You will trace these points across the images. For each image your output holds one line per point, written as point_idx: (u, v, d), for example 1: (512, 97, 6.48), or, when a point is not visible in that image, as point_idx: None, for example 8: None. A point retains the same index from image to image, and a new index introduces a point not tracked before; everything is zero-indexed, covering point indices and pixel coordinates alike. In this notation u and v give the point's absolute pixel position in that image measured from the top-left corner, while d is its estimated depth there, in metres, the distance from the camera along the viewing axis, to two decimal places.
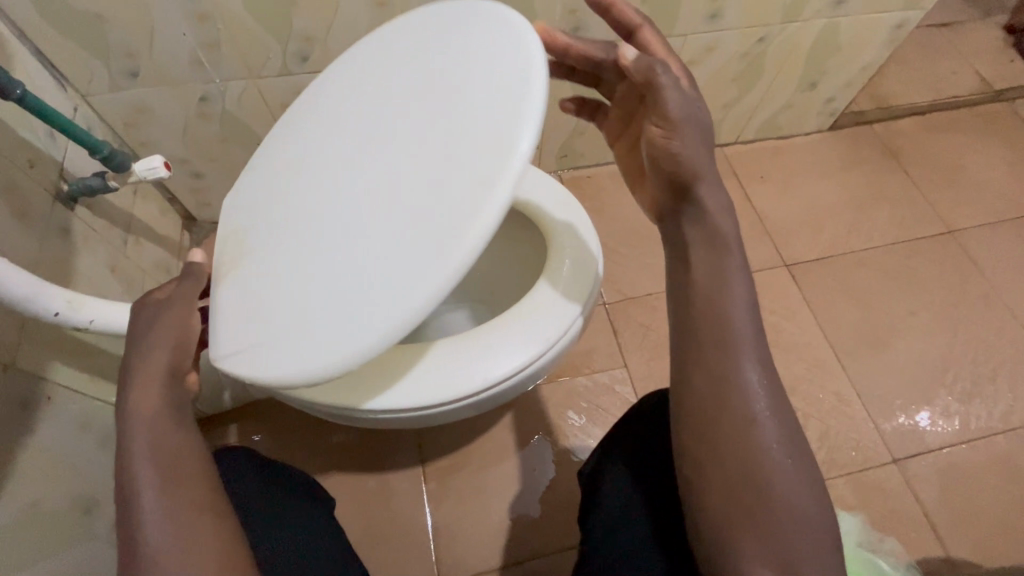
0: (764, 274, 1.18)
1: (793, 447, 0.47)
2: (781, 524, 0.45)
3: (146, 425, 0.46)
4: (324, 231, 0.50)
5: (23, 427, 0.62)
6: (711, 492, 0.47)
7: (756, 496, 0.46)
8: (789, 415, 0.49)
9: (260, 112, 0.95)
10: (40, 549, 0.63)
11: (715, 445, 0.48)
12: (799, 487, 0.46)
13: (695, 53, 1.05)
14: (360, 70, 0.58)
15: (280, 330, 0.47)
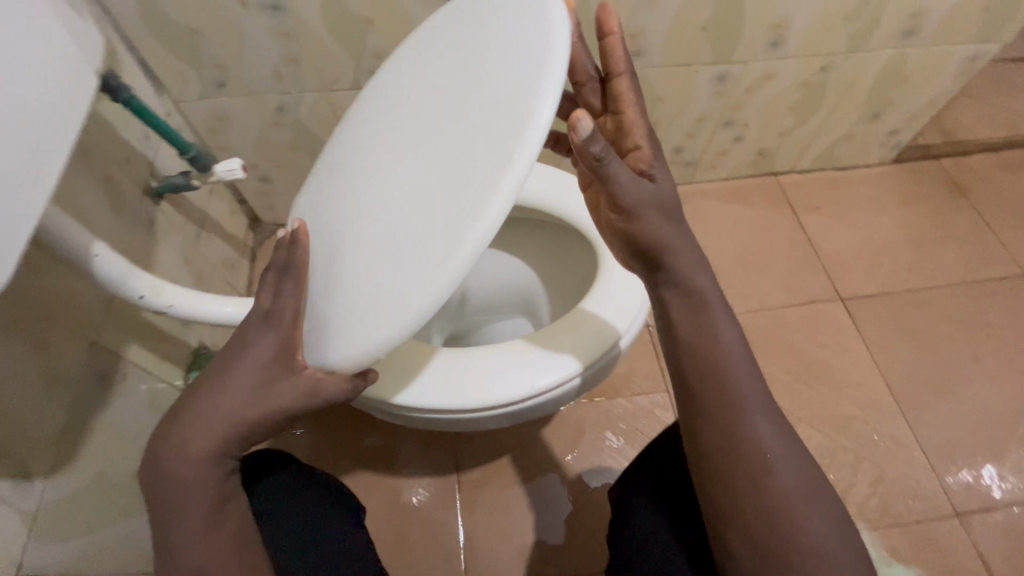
0: (817, 307, 1.15)
1: (814, 488, 0.48)
2: (826, 572, 0.45)
3: (195, 507, 0.46)
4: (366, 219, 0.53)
5: (98, 399, 0.67)
6: (751, 553, 0.47)
7: (794, 548, 0.46)
8: (799, 452, 0.49)
9: (329, 123, 1.01)
10: (103, 516, 0.66)
11: (738, 503, 0.48)
12: (831, 530, 0.47)
13: (753, 80, 1.04)
14: (403, 66, 0.60)
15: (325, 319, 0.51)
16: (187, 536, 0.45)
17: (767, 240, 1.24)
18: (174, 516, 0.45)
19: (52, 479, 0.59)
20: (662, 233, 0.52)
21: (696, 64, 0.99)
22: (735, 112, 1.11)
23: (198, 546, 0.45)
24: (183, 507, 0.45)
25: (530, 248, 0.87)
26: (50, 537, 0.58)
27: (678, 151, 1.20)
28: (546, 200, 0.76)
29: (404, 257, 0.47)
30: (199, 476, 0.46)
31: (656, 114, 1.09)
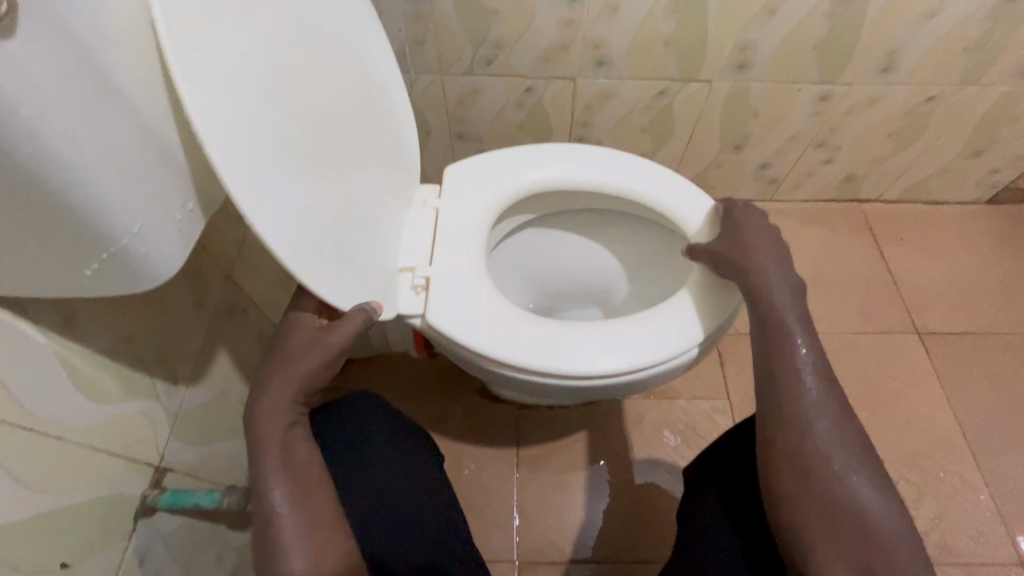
0: (891, 338, 1.13)
1: (860, 456, 0.54)
2: (861, 528, 0.50)
3: (272, 443, 0.55)
4: (326, 175, 0.57)
5: (225, 325, 0.74)
6: (789, 507, 0.53)
7: (832, 503, 0.51)
8: (862, 440, 0.55)
9: (437, 105, 1.07)
10: (219, 430, 0.74)
11: (802, 469, 0.53)
12: (873, 496, 0.51)
13: (856, 103, 1.05)
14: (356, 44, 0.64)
15: (344, 272, 0.59)
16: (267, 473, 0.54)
17: (845, 265, 1.23)
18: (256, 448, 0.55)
19: (187, 389, 0.66)
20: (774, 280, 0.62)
21: (800, 83, 1.01)
22: (830, 134, 1.12)
23: (275, 481, 0.53)
24: (260, 452, 0.54)
25: (624, 241, 0.87)
26: (183, 438, 0.66)
27: (765, 167, 1.21)
28: (646, 193, 0.76)
29: (272, 177, 0.48)
30: (269, 427, 0.56)
31: (750, 127, 1.10)
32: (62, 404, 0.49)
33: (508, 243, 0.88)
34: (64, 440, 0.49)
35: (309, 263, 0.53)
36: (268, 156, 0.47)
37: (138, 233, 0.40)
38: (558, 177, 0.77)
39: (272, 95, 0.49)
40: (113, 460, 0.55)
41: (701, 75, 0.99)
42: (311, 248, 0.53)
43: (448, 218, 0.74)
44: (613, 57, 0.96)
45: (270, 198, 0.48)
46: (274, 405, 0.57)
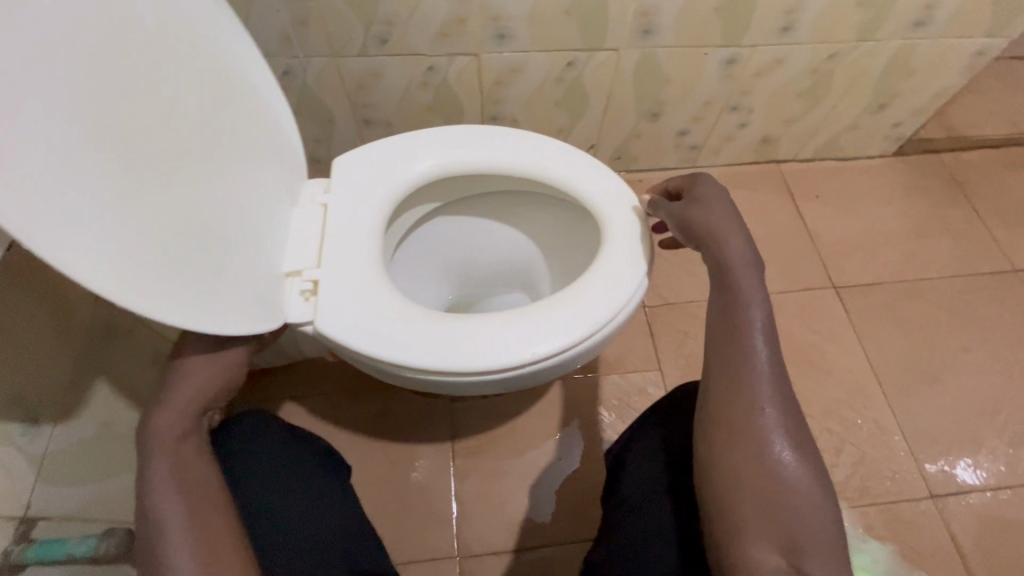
0: (811, 294, 1.17)
1: (792, 425, 0.54)
2: (780, 492, 0.51)
3: (164, 448, 0.52)
4: (185, 195, 0.53)
5: (103, 352, 0.67)
6: (718, 476, 0.53)
7: (757, 467, 0.52)
8: (799, 421, 0.55)
9: (336, 90, 1.00)
10: (108, 465, 0.68)
11: (735, 441, 0.54)
12: (796, 463, 0.53)
13: (762, 65, 1.04)
14: (203, 37, 0.57)
15: (207, 295, 0.53)
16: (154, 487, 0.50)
17: (765, 227, 1.25)
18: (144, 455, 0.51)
19: (58, 429, 0.60)
20: (732, 263, 0.60)
21: (706, 47, 0.99)
22: (742, 97, 1.12)
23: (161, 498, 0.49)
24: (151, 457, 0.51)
25: (537, 221, 0.85)
26: (56, 482, 0.60)
27: (683, 134, 1.20)
28: (541, 168, 0.73)
29: (96, 204, 0.41)
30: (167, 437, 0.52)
31: (664, 94, 1.09)
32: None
33: (416, 234, 0.84)
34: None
35: (152, 290, 0.46)
36: (86, 182, 0.41)
37: None
38: (455, 160, 0.73)
39: (84, 107, 0.42)
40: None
41: (607, 43, 0.96)
42: (155, 273, 0.47)
43: (338, 214, 0.69)
44: (514, 29, 0.91)
45: (96, 229, 0.41)
46: (177, 408, 0.54)
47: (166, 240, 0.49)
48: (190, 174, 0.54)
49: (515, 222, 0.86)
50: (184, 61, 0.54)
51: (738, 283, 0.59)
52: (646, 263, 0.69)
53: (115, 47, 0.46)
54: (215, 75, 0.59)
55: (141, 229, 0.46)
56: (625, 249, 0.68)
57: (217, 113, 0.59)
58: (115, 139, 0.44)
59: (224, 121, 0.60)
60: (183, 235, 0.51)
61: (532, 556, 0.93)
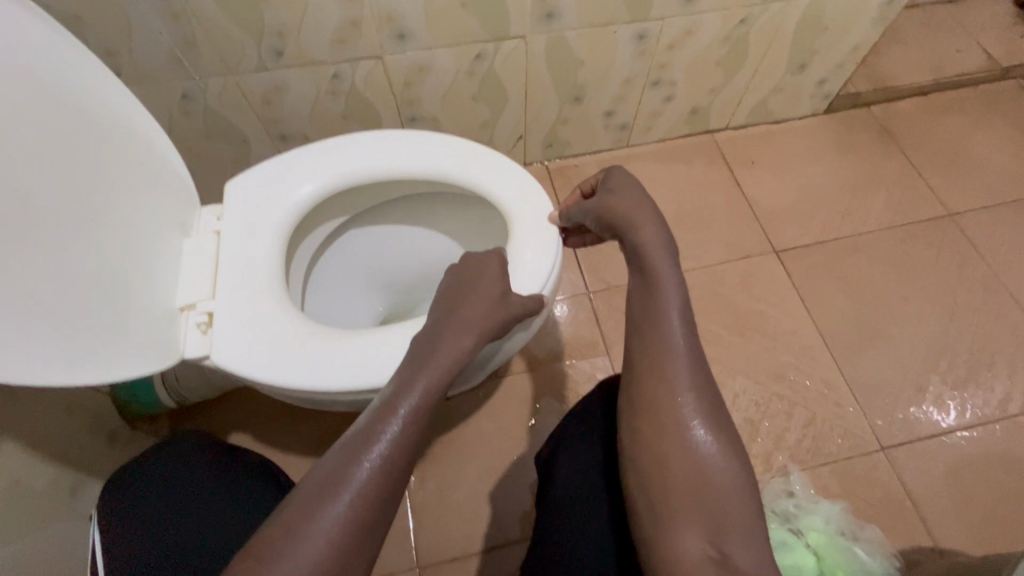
0: (752, 261, 1.17)
1: (711, 405, 0.52)
2: (697, 473, 0.49)
3: (431, 372, 0.48)
4: (63, 247, 0.51)
5: (5, 411, 0.65)
6: (637, 454, 0.52)
7: (677, 451, 0.50)
8: (716, 397, 0.53)
9: (242, 108, 0.97)
10: (28, 521, 0.65)
11: (653, 419, 0.52)
12: (717, 446, 0.50)
13: (674, 37, 1.03)
14: (47, 66, 0.53)
15: (68, 339, 0.49)
16: (386, 458, 0.43)
17: (703, 198, 1.25)
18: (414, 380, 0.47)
19: None
20: (649, 244, 0.58)
21: (614, 25, 0.98)
22: (661, 71, 1.11)
23: (385, 478, 0.42)
24: (417, 385, 0.47)
25: (452, 221, 0.83)
26: None
27: (610, 115, 1.19)
28: (441, 168, 0.72)
29: None
30: (426, 413, 0.46)
31: (580, 76, 1.07)
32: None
33: (330, 248, 0.83)
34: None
35: (32, 355, 0.45)
36: None
37: None
38: (347, 172, 0.71)
39: None
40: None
41: (511, 32, 0.94)
42: (24, 333, 0.45)
43: (233, 239, 0.66)
44: (413, 27, 0.89)
45: None
46: (467, 342, 0.51)
47: (12, 284, 0.45)
48: (42, 210, 0.49)
49: (431, 224, 0.85)
50: (19, 89, 0.49)
51: (654, 268, 0.57)
52: (558, 253, 0.67)
53: None
54: (67, 105, 0.54)
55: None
56: (529, 240, 0.67)
57: (69, 143, 0.54)
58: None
59: (98, 160, 0.57)
60: (45, 279, 0.48)
61: (494, 558, 0.92)
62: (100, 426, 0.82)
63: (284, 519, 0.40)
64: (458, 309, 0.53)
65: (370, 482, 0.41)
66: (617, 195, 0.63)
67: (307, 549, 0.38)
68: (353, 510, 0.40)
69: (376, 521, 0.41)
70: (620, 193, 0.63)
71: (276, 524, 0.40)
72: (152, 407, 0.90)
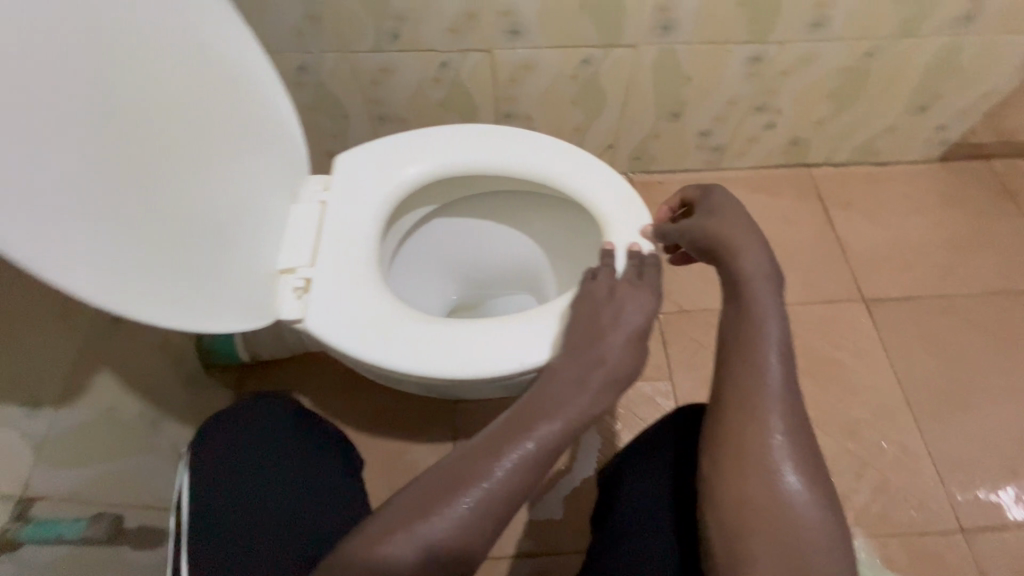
0: (837, 306, 1.10)
1: (804, 449, 0.50)
2: (784, 519, 0.46)
3: (569, 408, 0.50)
4: (180, 197, 0.53)
5: (105, 339, 0.70)
6: (717, 489, 0.50)
7: (763, 491, 0.48)
8: (808, 441, 0.50)
9: (350, 85, 1.00)
10: (111, 446, 0.70)
11: (740, 457, 0.49)
12: (809, 494, 0.47)
13: (791, 63, 0.99)
14: (195, 28, 0.56)
15: (171, 283, 0.51)
16: (512, 478, 0.46)
17: (791, 233, 1.19)
18: (552, 410, 0.49)
19: (63, 409, 0.62)
20: (752, 271, 0.55)
21: (729, 43, 0.95)
22: (769, 97, 1.06)
23: (505, 495, 0.45)
24: (553, 417, 0.49)
25: (544, 223, 0.83)
26: (65, 461, 0.62)
27: (705, 134, 1.15)
28: (545, 168, 0.71)
29: (87, 211, 0.43)
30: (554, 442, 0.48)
31: (683, 92, 1.04)
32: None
33: (417, 233, 0.84)
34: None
35: (142, 292, 0.47)
36: (76, 190, 0.42)
37: None
38: (453, 159, 0.72)
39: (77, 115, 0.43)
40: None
41: (623, 40, 0.93)
42: (137, 271, 0.47)
43: (336, 212, 0.68)
44: (527, 25, 0.89)
45: (83, 233, 0.42)
46: (602, 380, 0.52)
47: (127, 223, 0.47)
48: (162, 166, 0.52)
49: (521, 223, 0.85)
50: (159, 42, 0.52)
51: (756, 299, 0.54)
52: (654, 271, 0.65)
53: (107, 50, 0.46)
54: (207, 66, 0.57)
55: (100, 226, 0.44)
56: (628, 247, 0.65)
57: (201, 101, 0.57)
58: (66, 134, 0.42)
59: (225, 121, 0.60)
60: (162, 223, 0.51)
61: (528, 564, 0.91)
62: (182, 368, 0.87)
63: (415, 499, 0.45)
64: (598, 338, 0.54)
65: (496, 497, 0.45)
66: (721, 215, 0.60)
67: (428, 537, 0.43)
68: (472, 515, 0.44)
69: (489, 531, 0.44)
70: (727, 213, 0.60)
71: (400, 513, 0.45)
72: (229, 357, 0.94)
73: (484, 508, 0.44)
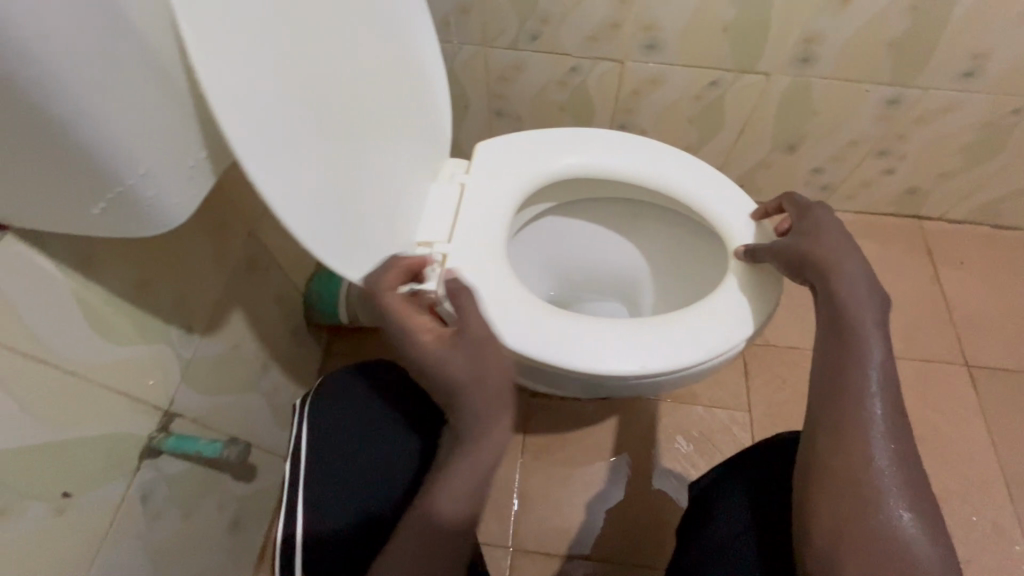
0: (936, 367, 1.05)
1: (914, 486, 0.49)
2: (895, 556, 0.46)
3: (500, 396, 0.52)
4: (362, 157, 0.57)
5: (244, 283, 0.75)
6: (817, 520, 0.50)
7: (873, 546, 0.47)
8: (917, 477, 0.50)
9: (478, 77, 1.03)
10: (232, 381, 0.75)
11: (842, 490, 0.49)
12: (922, 532, 0.47)
13: (928, 110, 0.96)
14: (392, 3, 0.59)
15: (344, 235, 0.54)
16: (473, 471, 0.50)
17: (894, 284, 1.14)
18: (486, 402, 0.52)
19: (206, 339, 0.68)
20: (858, 300, 0.55)
21: (868, 83, 0.93)
22: (896, 142, 1.03)
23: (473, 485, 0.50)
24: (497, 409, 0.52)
25: (658, 237, 0.84)
26: (199, 387, 0.68)
27: (818, 172, 1.12)
28: (682, 184, 0.72)
29: (297, 156, 0.47)
30: (500, 431, 0.52)
31: (807, 126, 1.03)
32: (47, 313, 0.45)
33: (529, 228, 0.85)
34: (42, 361, 0.46)
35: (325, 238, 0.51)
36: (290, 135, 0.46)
37: (137, 183, 0.36)
38: (590, 161, 0.74)
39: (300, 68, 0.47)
40: (100, 397, 0.52)
41: (758, 67, 0.93)
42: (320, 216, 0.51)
43: (474, 195, 0.71)
44: (666, 40, 0.91)
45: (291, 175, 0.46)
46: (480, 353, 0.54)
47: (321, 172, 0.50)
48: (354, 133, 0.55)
49: (634, 233, 0.85)
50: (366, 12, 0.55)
51: (859, 330, 0.54)
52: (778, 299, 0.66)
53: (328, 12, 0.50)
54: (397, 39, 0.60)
55: (301, 178, 0.47)
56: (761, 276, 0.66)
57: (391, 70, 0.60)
58: (297, 97, 0.46)
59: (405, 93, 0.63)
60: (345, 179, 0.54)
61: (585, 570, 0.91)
62: (291, 321, 0.92)
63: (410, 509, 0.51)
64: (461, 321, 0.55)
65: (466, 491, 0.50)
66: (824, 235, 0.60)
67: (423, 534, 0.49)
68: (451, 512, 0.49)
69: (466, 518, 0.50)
70: (838, 235, 0.60)
71: (394, 534, 0.50)
72: (330, 319, 0.98)
73: (459, 503, 0.50)
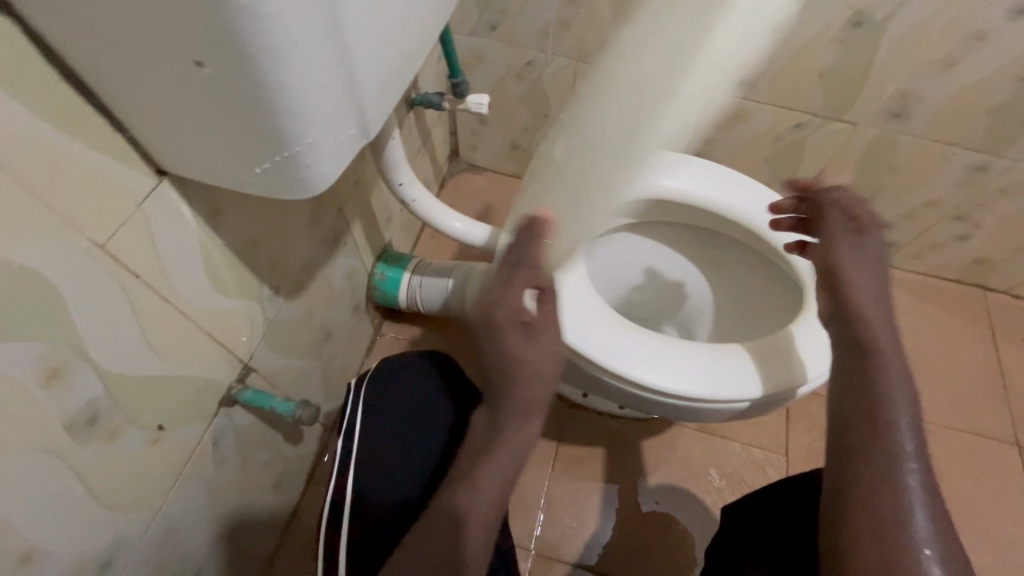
0: (985, 442, 1.03)
1: (955, 555, 0.42)
2: None
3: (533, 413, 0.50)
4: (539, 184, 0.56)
5: (326, 254, 0.78)
6: None
7: None
8: (957, 547, 0.43)
9: (564, 89, 1.06)
10: (300, 346, 0.78)
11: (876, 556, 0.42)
12: None
13: (1015, 182, 0.95)
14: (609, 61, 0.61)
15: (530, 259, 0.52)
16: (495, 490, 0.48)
17: (950, 352, 1.12)
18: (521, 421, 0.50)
19: (287, 303, 0.71)
20: (883, 342, 0.52)
21: (957, 147, 0.92)
22: (974, 210, 1.02)
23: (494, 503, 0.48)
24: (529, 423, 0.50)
25: (725, 271, 0.85)
26: (274, 347, 0.71)
27: (887, 228, 1.12)
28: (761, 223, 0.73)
29: None
30: (516, 462, 0.49)
31: (885, 181, 1.02)
32: (178, 256, 0.48)
33: (603, 241, 0.87)
34: (164, 298, 0.48)
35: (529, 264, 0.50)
36: None
37: (301, 149, 0.38)
38: (674, 188, 0.76)
39: None
40: (199, 341, 0.55)
41: (846, 116, 0.93)
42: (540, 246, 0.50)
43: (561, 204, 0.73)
44: (759, 78, 0.92)
45: None
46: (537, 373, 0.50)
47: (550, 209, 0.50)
48: None
49: (701, 262, 0.86)
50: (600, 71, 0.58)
51: (883, 377, 0.50)
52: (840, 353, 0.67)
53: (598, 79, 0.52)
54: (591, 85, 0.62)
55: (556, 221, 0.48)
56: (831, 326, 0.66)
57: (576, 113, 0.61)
58: None
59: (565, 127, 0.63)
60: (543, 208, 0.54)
61: None
62: (355, 299, 0.95)
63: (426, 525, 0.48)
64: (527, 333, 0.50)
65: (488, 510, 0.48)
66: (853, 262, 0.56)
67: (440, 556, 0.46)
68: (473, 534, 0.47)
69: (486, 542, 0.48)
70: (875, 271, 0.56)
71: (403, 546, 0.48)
72: (389, 301, 1.01)
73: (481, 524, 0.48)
